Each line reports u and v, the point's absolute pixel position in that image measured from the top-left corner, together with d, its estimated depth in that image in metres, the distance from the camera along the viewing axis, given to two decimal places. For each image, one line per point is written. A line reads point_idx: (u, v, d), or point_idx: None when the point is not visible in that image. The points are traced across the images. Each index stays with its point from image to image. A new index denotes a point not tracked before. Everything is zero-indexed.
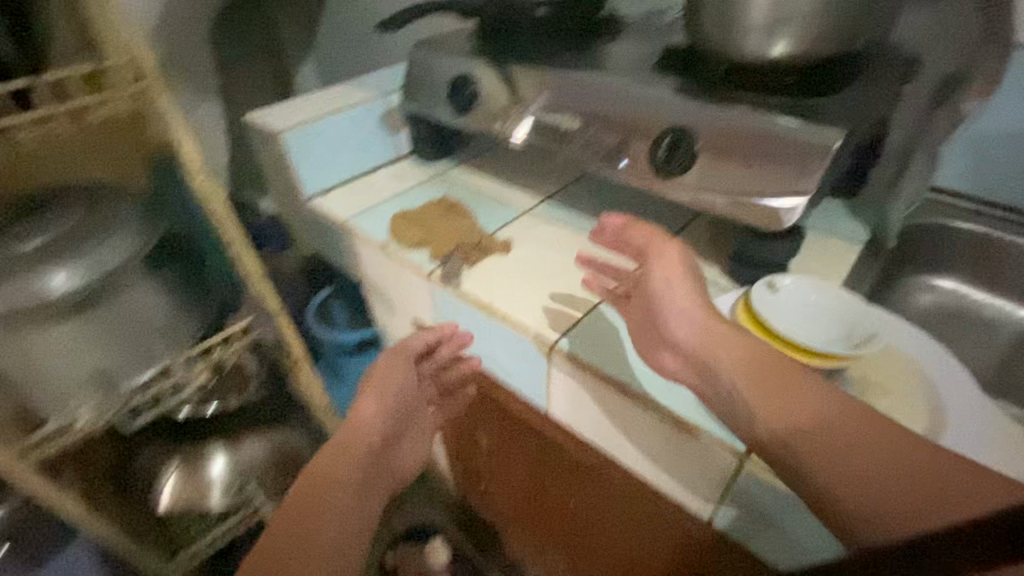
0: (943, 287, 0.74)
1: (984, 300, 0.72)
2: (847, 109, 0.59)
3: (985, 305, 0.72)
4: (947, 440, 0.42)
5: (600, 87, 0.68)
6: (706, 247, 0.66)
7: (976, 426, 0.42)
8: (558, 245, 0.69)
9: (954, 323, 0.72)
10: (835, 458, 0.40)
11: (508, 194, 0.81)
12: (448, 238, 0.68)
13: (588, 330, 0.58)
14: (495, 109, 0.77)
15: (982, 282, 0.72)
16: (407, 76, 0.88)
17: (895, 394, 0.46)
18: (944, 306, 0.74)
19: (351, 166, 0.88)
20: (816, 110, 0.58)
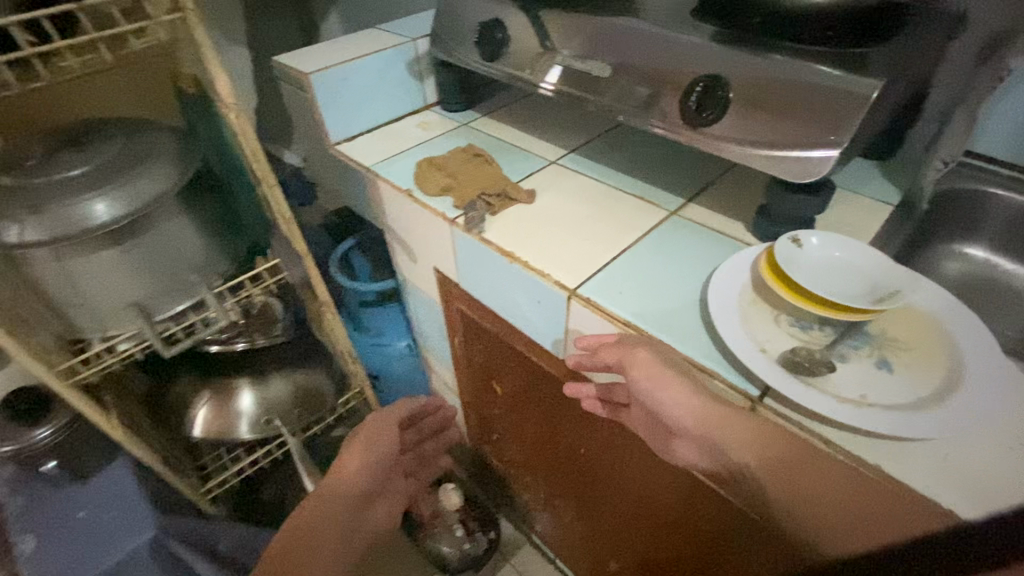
0: (974, 256, 0.73)
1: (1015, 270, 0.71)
2: (890, 61, 0.57)
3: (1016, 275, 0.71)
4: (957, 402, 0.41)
5: (635, 34, 0.66)
6: (733, 203, 0.66)
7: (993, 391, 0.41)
8: (582, 197, 0.69)
9: (983, 292, 0.71)
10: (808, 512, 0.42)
11: (533, 145, 0.81)
12: (472, 184, 0.68)
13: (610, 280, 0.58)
14: (526, 55, 0.76)
15: (1014, 252, 0.71)
16: (436, 22, 0.87)
17: (908, 354, 0.45)
18: (973, 275, 0.73)
19: (376, 113, 0.88)
20: (856, 61, 0.56)
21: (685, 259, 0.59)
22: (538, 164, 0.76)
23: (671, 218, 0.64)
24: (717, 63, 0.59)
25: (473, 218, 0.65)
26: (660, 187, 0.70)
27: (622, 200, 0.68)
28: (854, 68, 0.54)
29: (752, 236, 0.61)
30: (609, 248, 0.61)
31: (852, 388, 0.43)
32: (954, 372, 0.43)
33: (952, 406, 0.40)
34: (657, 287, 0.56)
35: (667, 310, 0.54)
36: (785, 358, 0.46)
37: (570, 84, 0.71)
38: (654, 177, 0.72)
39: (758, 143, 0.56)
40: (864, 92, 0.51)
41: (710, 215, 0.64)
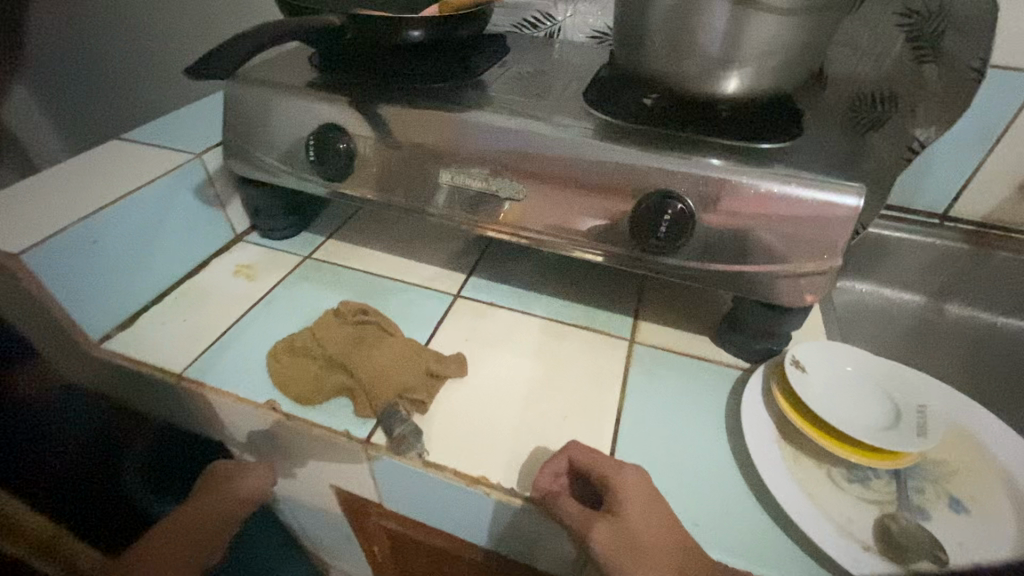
0: (845, 286, 0.81)
1: (874, 291, 0.80)
2: (808, 149, 0.51)
3: (877, 295, 0.80)
4: None
5: (534, 134, 0.51)
6: (685, 310, 0.57)
7: None
8: (522, 345, 0.53)
9: (861, 317, 0.79)
10: None
11: (419, 275, 0.61)
12: (377, 373, 0.47)
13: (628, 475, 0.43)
14: (390, 170, 0.56)
15: (870, 275, 0.80)
16: (229, 125, 0.60)
17: (968, 482, 0.42)
18: (846, 301, 0.81)
19: (160, 270, 0.57)
20: (782, 155, 0.49)
21: (687, 411, 0.47)
22: (441, 306, 0.57)
23: (638, 349, 0.52)
24: (661, 166, 0.48)
25: (402, 439, 0.43)
26: (600, 301, 0.58)
27: (570, 335, 0.53)
28: (802, 162, 0.48)
29: (728, 351, 0.53)
30: (597, 423, 0.46)
31: (964, 558, 0.37)
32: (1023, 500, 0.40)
33: None
34: (680, 470, 0.43)
35: (719, 508, 0.41)
36: (878, 540, 0.38)
37: (465, 204, 0.55)
38: (585, 287, 0.59)
39: (727, 261, 0.48)
40: (841, 207, 0.44)
41: (674, 333, 0.55)
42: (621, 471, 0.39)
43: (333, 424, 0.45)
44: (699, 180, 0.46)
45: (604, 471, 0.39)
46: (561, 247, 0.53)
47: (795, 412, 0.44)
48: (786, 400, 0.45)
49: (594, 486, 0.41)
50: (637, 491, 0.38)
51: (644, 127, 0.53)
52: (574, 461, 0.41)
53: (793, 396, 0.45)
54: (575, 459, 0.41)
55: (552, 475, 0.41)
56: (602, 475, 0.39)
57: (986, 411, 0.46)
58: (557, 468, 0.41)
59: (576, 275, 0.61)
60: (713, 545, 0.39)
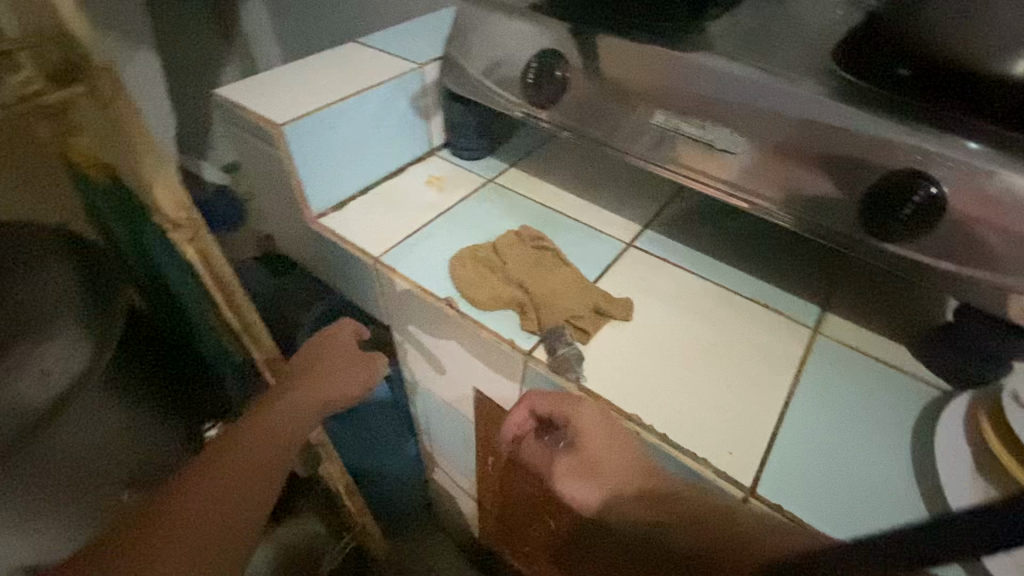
0: None
1: None
2: None
3: None
4: None
5: (759, 85, 0.48)
6: (880, 315, 0.52)
7: None
8: (690, 305, 0.52)
9: None
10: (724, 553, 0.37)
11: (593, 217, 0.61)
12: (555, 295, 0.49)
13: (783, 462, 0.41)
14: (598, 106, 0.56)
15: None
16: (455, 42, 0.64)
17: None
18: None
19: (370, 165, 0.64)
20: None
21: (863, 416, 0.44)
22: (613, 250, 0.57)
23: (818, 342, 0.49)
24: (918, 143, 0.42)
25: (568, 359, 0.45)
26: (780, 284, 0.55)
27: (743, 309, 0.52)
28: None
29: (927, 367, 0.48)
30: (760, 401, 0.45)
31: None
32: None
33: None
34: (845, 469, 0.41)
35: (879, 519, 0.38)
36: None
37: (667, 152, 0.54)
38: (766, 266, 0.56)
39: (967, 264, 0.42)
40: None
41: (861, 334, 0.50)
42: (579, 410, 0.43)
43: (503, 330, 0.48)
44: (962, 166, 0.40)
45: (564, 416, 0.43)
46: (770, 218, 0.50)
47: (1007, 447, 0.38)
48: (999, 428, 0.39)
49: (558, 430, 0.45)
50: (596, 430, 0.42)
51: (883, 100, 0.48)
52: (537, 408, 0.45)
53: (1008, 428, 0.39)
54: (539, 403, 0.45)
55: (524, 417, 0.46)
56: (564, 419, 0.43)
57: None
58: (524, 412, 0.46)
59: (755, 251, 0.58)
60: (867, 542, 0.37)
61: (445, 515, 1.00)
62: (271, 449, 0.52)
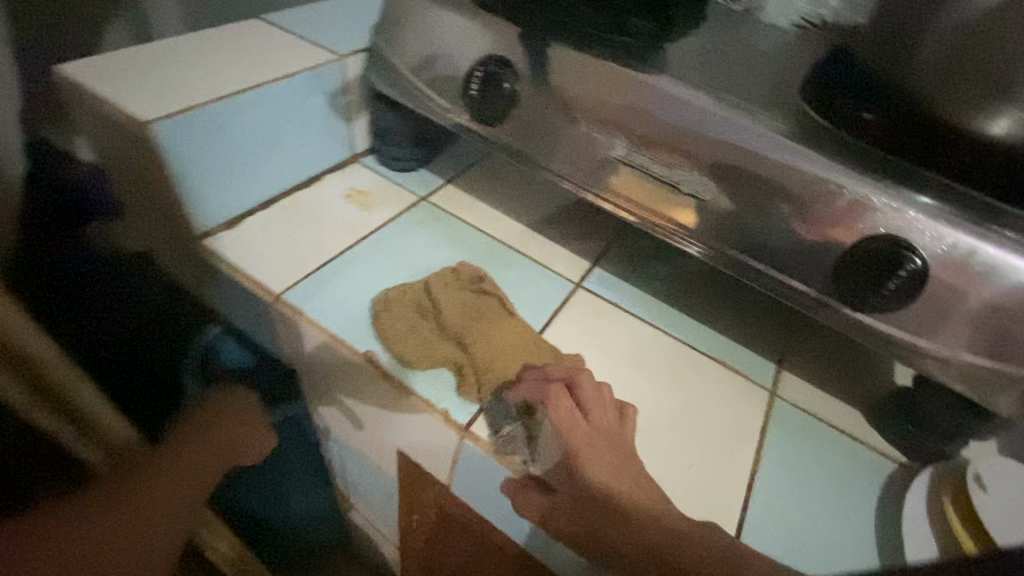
0: None
1: None
2: None
3: None
4: None
5: (731, 121, 0.43)
6: (831, 378, 0.50)
7: None
8: (644, 361, 0.47)
9: None
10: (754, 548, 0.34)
11: (540, 251, 0.54)
12: (500, 358, 0.41)
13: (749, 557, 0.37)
14: (552, 127, 0.49)
15: None
16: (388, 35, 0.54)
17: None
18: None
19: (275, 173, 0.53)
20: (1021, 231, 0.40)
21: (824, 493, 0.41)
22: (560, 293, 0.51)
23: (777, 406, 0.46)
24: (900, 207, 0.38)
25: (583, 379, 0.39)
26: (736, 335, 0.51)
27: (700, 366, 0.47)
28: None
29: (879, 436, 0.46)
30: (722, 482, 0.40)
31: None
32: None
33: None
34: (817, 562, 0.37)
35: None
36: None
37: (627, 188, 0.47)
38: (719, 314, 0.52)
39: (942, 339, 0.39)
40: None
41: (815, 397, 0.47)
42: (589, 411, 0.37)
43: (432, 395, 0.40)
44: (938, 238, 0.37)
45: (599, 413, 0.37)
46: (681, 243, 0.47)
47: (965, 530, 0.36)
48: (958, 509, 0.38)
49: (535, 445, 0.38)
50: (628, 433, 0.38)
51: (845, 146, 0.45)
52: (577, 395, 0.38)
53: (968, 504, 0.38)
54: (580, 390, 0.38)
55: (554, 398, 0.37)
56: (597, 417, 0.37)
57: None
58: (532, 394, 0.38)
59: (707, 297, 0.54)
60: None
61: (359, 554, 0.90)
62: (186, 489, 0.50)
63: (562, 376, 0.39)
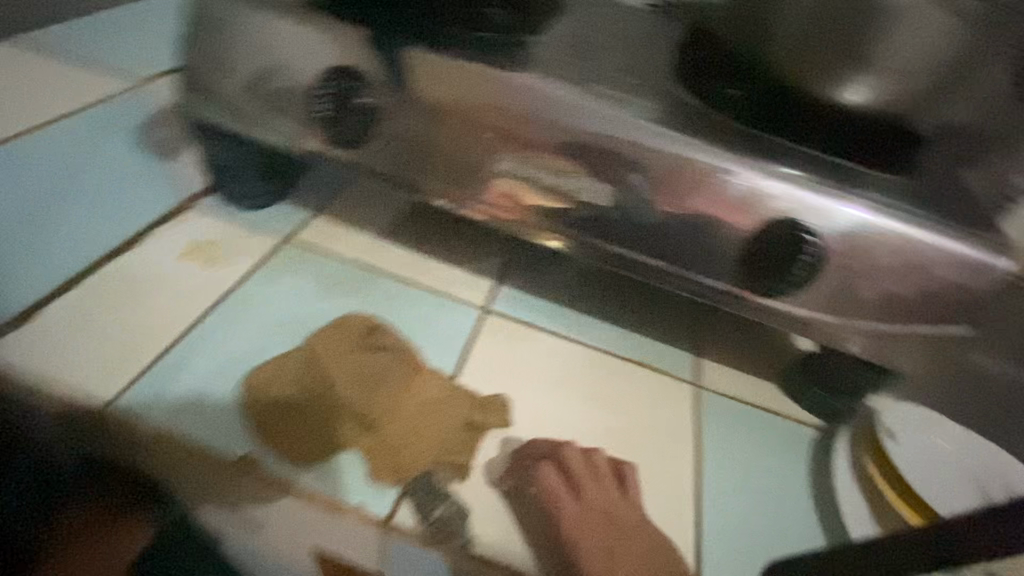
0: None
1: None
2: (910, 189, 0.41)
3: None
4: None
5: (614, 119, 0.40)
6: (744, 355, 0.50)
7: None
8: (568, 382, 0.43)
9: None
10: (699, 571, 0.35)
11: (436, 279, 0.48)
12: (419, 426, 0.37)
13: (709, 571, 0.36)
14: (423, 145, 0.42)
15: None
16: (201, 50, 0.44)
17: None
18: None
19: (78, 241, 0.41)
20: (895, 191, 0.40)
21: (765, 483, 0.41)
22: (467, 325, 0.45)
23: (704, 400, 0.46)
24: (787, 189, 0.38)
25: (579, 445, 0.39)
26: (653, 331, 0.50)
27: (624, 373, 0.45)
28: (900, 189, 0.41)
29: (797, 405, 0.47)
30: (669, 498, 0.39)
31: None
32: None
33: None
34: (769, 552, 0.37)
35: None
36: None
37: (519, 202, 0.42)
38: (629, 313, 0.51)
39: (844, 312, 0.40)
40: (992, 272, 0.38)
41: (733, 379, 0.48)
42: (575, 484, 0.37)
43: (343, 490, 0.33)
44: (824, 215, 0.38)
45: (593, 484, 0.37)
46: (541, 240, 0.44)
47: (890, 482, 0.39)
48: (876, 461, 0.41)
49: (517, 520, 0.35)
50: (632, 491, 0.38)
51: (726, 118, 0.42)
52: (563, 471, 0.37)
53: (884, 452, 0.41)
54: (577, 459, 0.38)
55: (541, 480, 0.36)
56: (592, 492, 0.37)
57: None
58: (543, 475, 0.37)
59: (616, 296, 0.52)
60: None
61: None
62: None
63: (546, 452, 0.38)
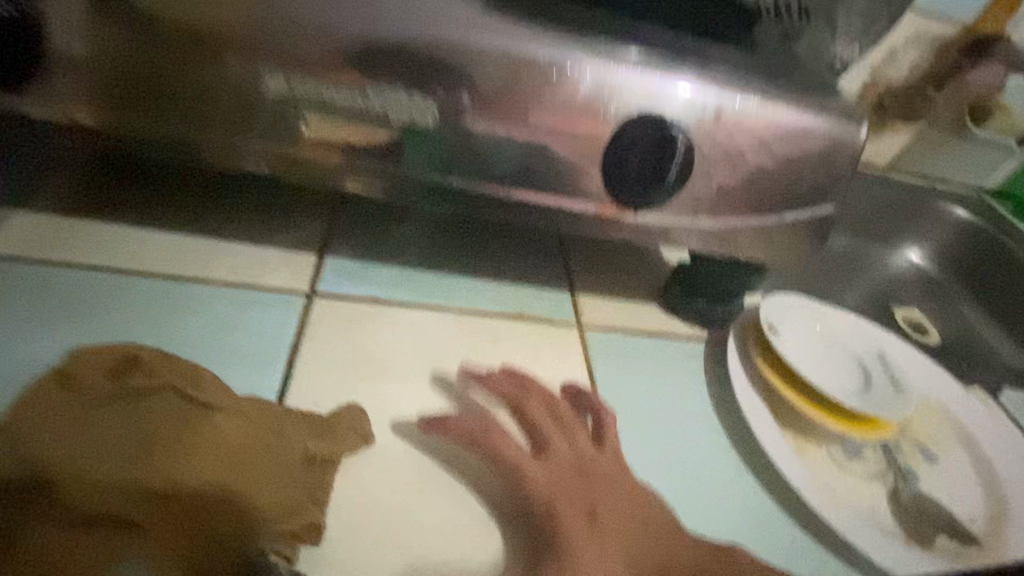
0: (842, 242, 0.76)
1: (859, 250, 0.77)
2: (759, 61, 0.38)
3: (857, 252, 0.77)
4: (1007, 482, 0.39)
5: (417, 5, 0.30)
6: (622, 280, 0.46)
7: (1000, 451, 0.41)
8: (433, 363, 0.35)
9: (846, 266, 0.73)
10: (652, 512, 0.29)
11: (234, 272, 0.36)
12: (228, 491, 0.25)
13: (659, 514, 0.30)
14: (145, 72, 0.28)
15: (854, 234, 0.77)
16: None
17: (932, 447, 0.40)
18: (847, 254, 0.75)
19: None
20: (746, 64, 0.36)
21: (670, 414, 0.37)
22: (289, 321, 0.34)
23: (590, 339, 0.40)
24: (645, 72, 0.32)
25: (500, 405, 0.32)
26: (521, 278, 0.43)
27: (500, 334, 0.38)
28: (747, 61, 0.37)
29: (681, 321, 0.44)
30: None
31: (968, 513, 0.36)
32: (979, 460, 0.40)
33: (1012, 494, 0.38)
34: (688, 489, 0.34)
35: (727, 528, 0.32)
36: (903, 524, 0.35)
37: (312, 137, 0.30)
38: (490, 263, 0.43)
39: (723, 213, 0.35)
40: (852, 138, 0.35)
41: (615, 309, 0.43)
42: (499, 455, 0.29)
43: None
44: (687, 100, 0.32)
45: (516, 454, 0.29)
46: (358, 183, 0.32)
47: (779, 375, 0.38)
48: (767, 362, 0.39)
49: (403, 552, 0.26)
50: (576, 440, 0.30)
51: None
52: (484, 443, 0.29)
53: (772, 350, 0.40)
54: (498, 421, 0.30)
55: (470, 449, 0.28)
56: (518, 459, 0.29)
57: (933, 364, 0.45)
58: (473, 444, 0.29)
59: (473, 247, 0.44)
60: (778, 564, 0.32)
61: None
62: None
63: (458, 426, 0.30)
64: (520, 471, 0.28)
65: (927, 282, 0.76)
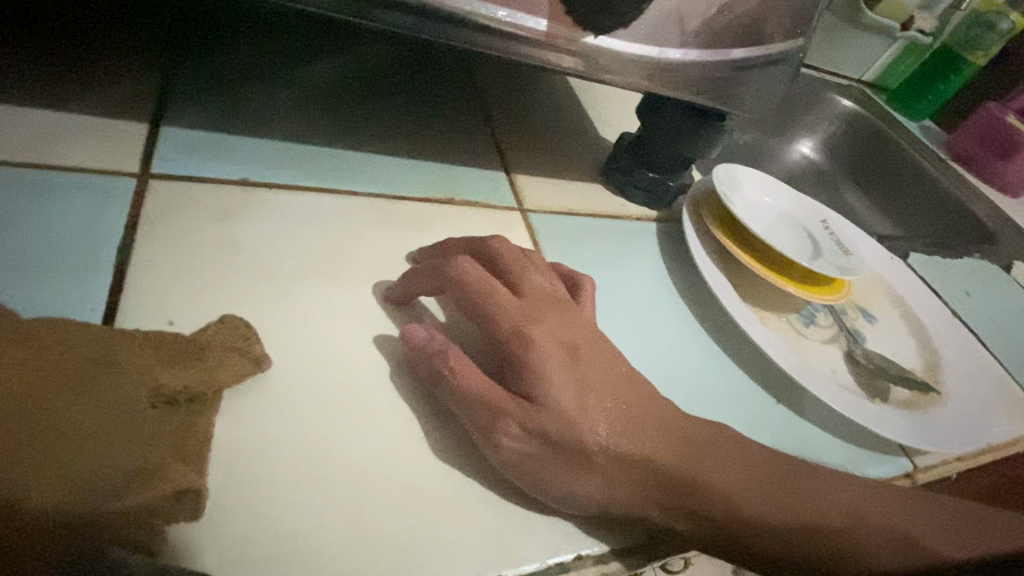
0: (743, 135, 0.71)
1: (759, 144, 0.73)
2: None
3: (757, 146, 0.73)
4: (935, 331, 0.40)
5: None
6: (557, 156, 0.39)
7: (925, 304, 0.42)
8: (338, 259, 0.26)
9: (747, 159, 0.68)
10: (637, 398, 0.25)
11: (12, 149, 0.24)
12: (11, 460, 0.15)
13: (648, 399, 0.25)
14: None
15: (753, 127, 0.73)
16: None
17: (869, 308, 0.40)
18: (748, 147, 0.71)
19: None
20: None
21: (631, 297, 0.33)
22: (112, 212, 0.23)
23: (535, 224, 0.33)
24: None
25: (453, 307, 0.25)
26: (440, 154, 0.34)
27: (422, 221, 0.30)
28: None
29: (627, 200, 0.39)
30: None
31: (908, 364, 0.37)
32: (910, 314, 0.41)
33: (941, 342, 0.39)
34: (660, 374, 0.30)
35: (705, 407, 0.29)
36: (860, 381, 0.34)
37: None
38: (398, 137, 0.34)
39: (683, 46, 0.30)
40: None
41: (557, 190, 0.37)
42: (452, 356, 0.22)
43: None
44: None
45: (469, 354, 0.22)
46: None
47: (735, 245, 0.35)
48: (726, 233, 0.36)
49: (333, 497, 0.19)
50: (545, 321, 0.24)
51: None
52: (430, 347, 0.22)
53: (728, 220, 0.37)
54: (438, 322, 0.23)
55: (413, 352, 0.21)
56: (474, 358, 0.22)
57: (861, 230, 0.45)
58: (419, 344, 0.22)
59: (371, 119, 0.34)
60: (759, 438, 0.29)
61: None
62: None
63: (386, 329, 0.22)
64: (476, 373, 0.21)
65: (820, 175, 0.74)
